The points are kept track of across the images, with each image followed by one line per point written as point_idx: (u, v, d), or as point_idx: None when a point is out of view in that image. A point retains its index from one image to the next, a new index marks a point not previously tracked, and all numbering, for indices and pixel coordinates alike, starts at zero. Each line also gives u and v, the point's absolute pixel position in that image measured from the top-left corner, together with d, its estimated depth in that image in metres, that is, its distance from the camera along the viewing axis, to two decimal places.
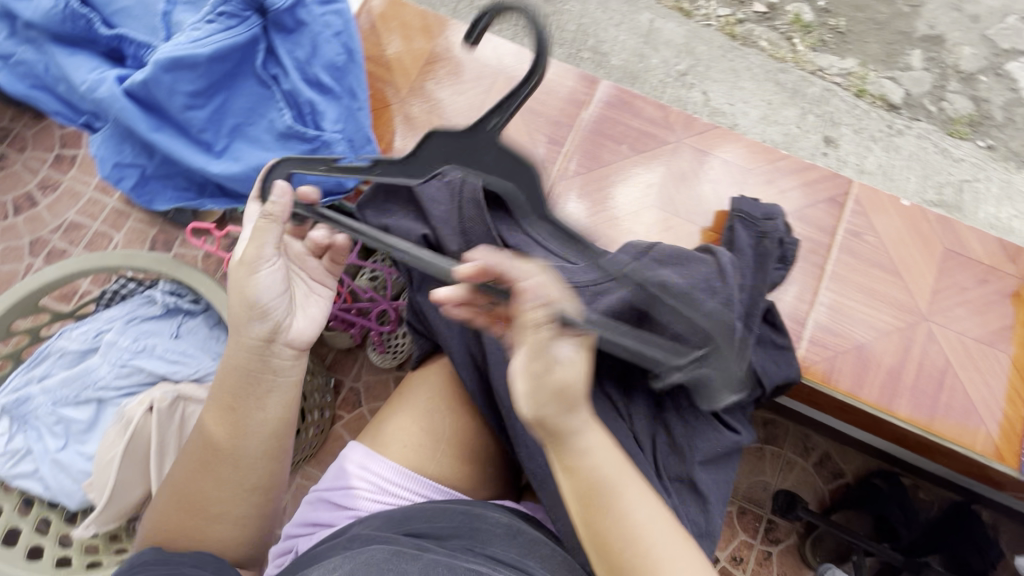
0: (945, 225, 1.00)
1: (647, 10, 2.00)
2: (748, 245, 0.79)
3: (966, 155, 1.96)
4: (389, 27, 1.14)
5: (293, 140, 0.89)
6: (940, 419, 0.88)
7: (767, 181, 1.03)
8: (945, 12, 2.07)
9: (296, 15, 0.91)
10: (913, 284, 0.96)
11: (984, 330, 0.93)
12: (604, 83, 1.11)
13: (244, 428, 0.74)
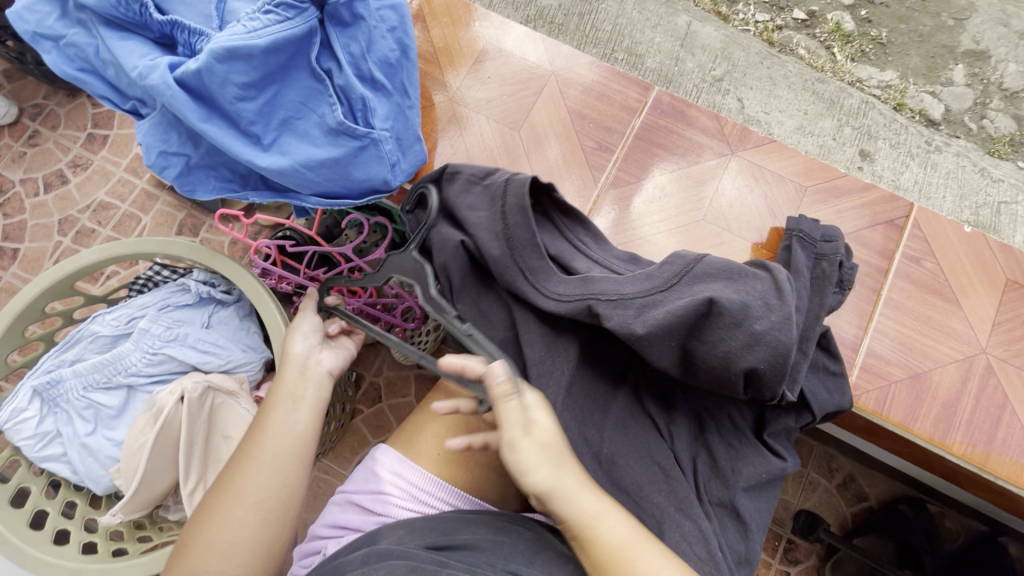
0: (1006, 254, 0.96)
1: (684, 12, 1.95)
2: (806, 266, 0.77)
3: (1005, 175, 1.91)
4: (437, 22, 1.12)
5: (344, 138, 0.83)
6: (996, 458, 0.86)
7: (821, 199, 1.00)
8: (992, 26, 2.01)
9: (353, 8, 0.84)
10: (971, 313, 0.93)
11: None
12: (652, 89, 1.08)
13: (281, 428, 0.79)
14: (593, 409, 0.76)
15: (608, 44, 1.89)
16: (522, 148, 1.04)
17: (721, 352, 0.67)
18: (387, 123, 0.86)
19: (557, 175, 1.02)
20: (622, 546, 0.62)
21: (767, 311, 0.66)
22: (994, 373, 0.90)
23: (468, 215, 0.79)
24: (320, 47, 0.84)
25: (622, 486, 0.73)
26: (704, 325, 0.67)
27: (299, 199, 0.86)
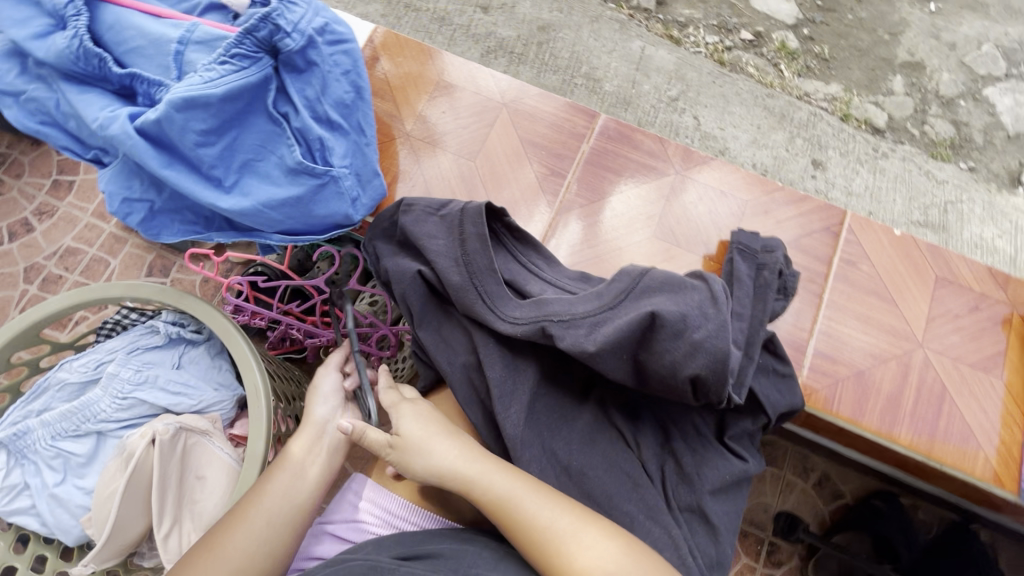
0: (935, 253, 1.03)
1: (638, 38, 2.04)
2: (748, 276, 0.82)
3: (949, 177, 2.03)
4: (392, 60, 1.17)
5: (302, 177, 0.86)
6: (940, 445, 0.90)
7: (763, 211, 1.06)
8: (924, 40, 2.15)
9: (307, 55, 0.87)
10: (908, 311, 0.99)
11: (976, 354, 0.96)
12: (599, 115, 1.14)
13: (287, 497, 0.78)
14: (561, 423, 0.78)
15: (568, 70, 1.97)
16: (479, 176, 1.08)
17: (668, 360, 0.70)
18: (345, 160, 0.89)
19: (514, 200, 1.07)
20: (500, 500, 0.69)
21: (704, 319, 0.69)
22: (932, 365, 0.95)
23: (424, 245, 0.81)
24: (277, 92, 0.86)
25: (593, 497, 0.75)
26: (650, 336, 0.70)
27: (263, 238, 0.89)
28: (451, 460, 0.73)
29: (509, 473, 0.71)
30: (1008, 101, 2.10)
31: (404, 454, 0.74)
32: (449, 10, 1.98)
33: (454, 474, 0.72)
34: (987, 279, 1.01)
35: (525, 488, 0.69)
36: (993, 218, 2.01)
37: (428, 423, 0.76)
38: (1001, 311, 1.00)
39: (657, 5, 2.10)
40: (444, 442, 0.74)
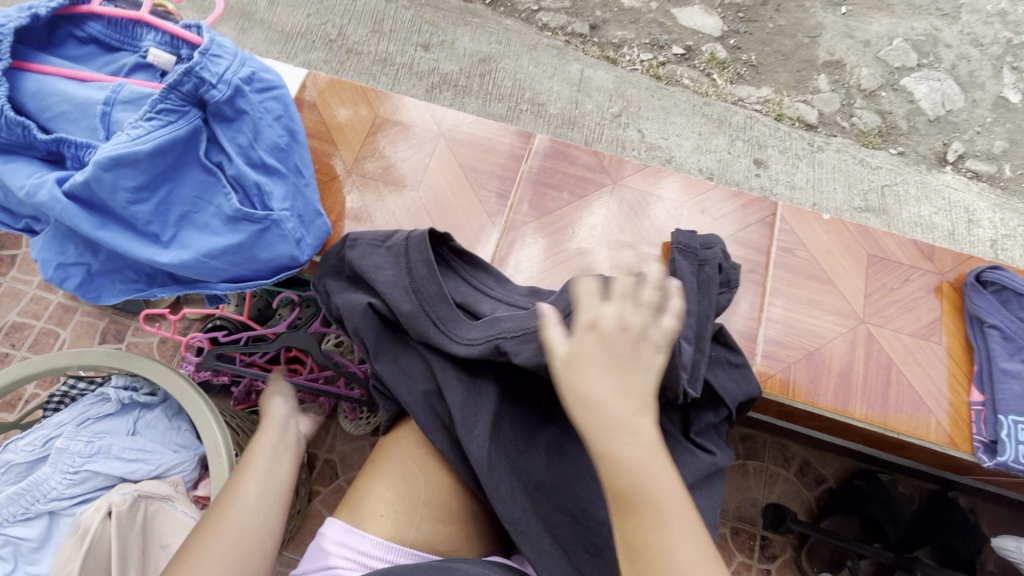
0: (863, 233, 1.08)
1: (575, 62, 2.12)
2: (690, 274, 0.84)
3: (882, 163, 2.15)
4: (328, 101, 1.18)
5: (242, 223, 0.86)
6: (894, 414, 0.94)
7: (699, 211, 1.10)
8: (841, 39, 2.29)
9: (236, 104, 0.87)
10: (846, 290, 1.03)
11: (914, 324, 1.00)
12: (536, 136, 1.17)
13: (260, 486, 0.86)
14: (529, 444, 0.78)
15: (512, 98, 2.03)
16: (427, 208, 1.10)
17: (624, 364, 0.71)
18: (285, 203, 0.89)
19: (463, 226, 1.09)
20: (635, 476, 0.58)
21: None
22: (875, 339, 0.99)
23: (374, 279, 0.82)
24: (208, 143, 0.87)
25: (568, 511, 0.75)
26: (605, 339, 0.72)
27: (209, 288, 0.88)
28: (600, 394, 0.60)
29: (648, 446, 0.59)
30: (924, 88, 2.25)
31: (560, 366, 0.62)
32: (390, 50, 2.02)
33: (598, 410, 0.59)
34: (915, 253, 1.06)
35: (661, 471, 0.58)
36: (927, 196, 2.14)
37: (601, 346, 0.61)
38: (932, 281, 1.04)
39: (591, 29, 2.19)
40: (604, 378, 0.60)
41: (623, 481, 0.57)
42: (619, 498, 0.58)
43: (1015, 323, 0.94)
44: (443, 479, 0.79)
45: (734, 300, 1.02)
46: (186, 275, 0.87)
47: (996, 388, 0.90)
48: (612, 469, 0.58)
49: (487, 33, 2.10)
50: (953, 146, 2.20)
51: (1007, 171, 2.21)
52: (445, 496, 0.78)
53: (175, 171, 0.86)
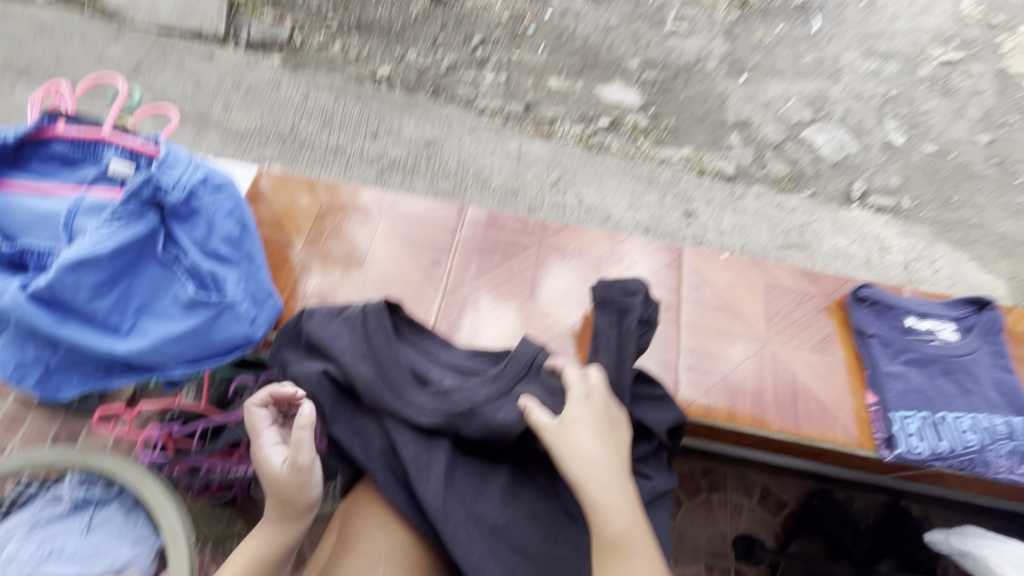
0: (757, 266, 1.21)
1: (513, 138, 2.33)
2: (610, 327, 0.96)
3: (797, 205, 2.40)
4: (274, 189, 1.28)
5: (198, 308, 0.92)
6: (806, 425, 1.01)
7: (616, 260, 1.23)
8: (745, 102, 2.61)
9: (191, 203, 0.94)
10: (750, 316, 1.14)
11: (811, 340, 1.10)
12: (467, 208, 1.29)
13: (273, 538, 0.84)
14: (483, 490, 0.83)
15: (458, 175, 2.20)
16: (371, 281, 1.18)
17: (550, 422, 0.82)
18: (239, 286, 0.95)
19: (403, 294, 1.17)
20: (618, 536, 0.71)
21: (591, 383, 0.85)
22: (780, 358, 1.09)
23: (333, 347, 0.89)
24: (164, 239, 0.93)
25: (524, 551, 0.79)
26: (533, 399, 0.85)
27: (167, 374, 0.93)
28: (591, 458, 0.76)
29: (629, 512, 0.73)
30: (822, 138, 2.56)
31: (556, 434, 0.78)
32: (341, 141, 2.18)
33: (591, 471, 0.75)
34: (803, 278, 1.19)
35: (639, 534, 0.71)
36: (841, 230, 2.37)
37: (591, 420, 0.80)
38: (824, 302, 1.16)
39: (525, 109, 2.43)
40: (596, 446, 0.77)
41: (605, 534, 0.71)
42: (600, 551, 0.71)
43: (892, 331, 1.06)
44: (400, 536, 0.82)
45: (657, 336, 1.11)
46: (144, 362, 0.91)
47: (885, 388, 1.00)
48: (600, 525, 0.71)
49: (430, 119, 2.30)
50: (856, 185, 2.48)
51: (905, 202, 2.49)
52: (408, 549, 0.81)
53: (133, 267, 0.92)
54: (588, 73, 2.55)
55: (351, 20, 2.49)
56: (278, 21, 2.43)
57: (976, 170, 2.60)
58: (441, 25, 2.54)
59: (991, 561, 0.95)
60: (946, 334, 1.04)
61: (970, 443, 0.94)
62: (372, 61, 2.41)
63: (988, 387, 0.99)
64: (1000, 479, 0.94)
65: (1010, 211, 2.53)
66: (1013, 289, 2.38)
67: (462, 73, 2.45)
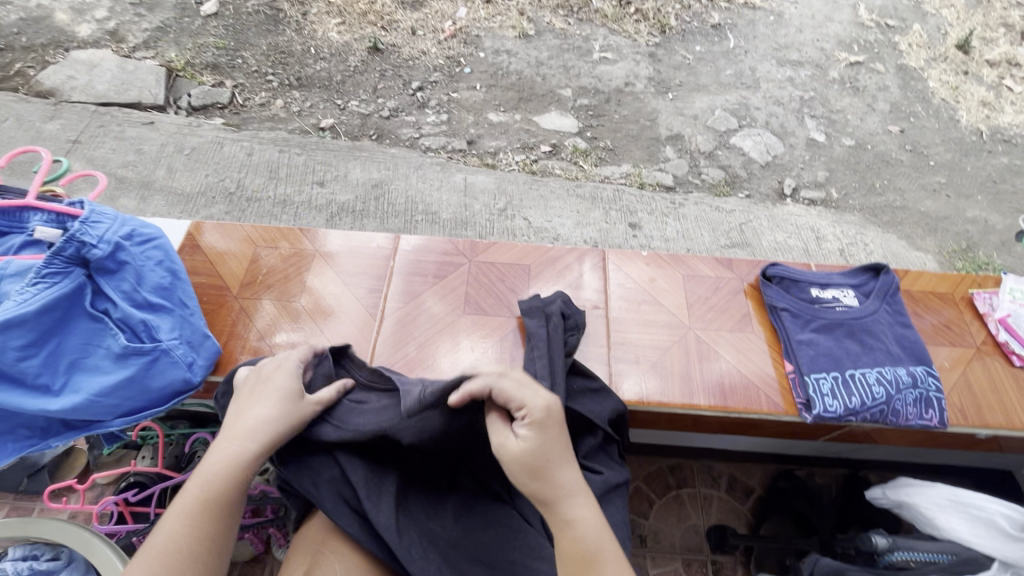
0: (675, 260, 1.29)
1: (458, 172, 2.41)
2: (539, 327, 1.08)
3: (734, 206, 2.52)
4: (202, 237, 1.29)
5: (132, 358, 0.94)
6: (732, 398, 1.07)
7: (545, 269, 1.28)
8: (675, 117, 2.77)
9: (118, 256, 0.96)
10: (672, 306, 1.20)
11: (729, 322, 1.17)
12: (400, 236, 1.34)
13: (239, 459, 0.80)
14: (435, 509, 0.87)
15: (407, 213, 2.25)
16: (308, 315, 1.20)
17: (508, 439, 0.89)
18: (173, 333, 0.98)
19: (342, 323, 1.19)
20: (590, 551, 0.72)
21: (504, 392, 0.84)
22: (702, 340, 1.15)
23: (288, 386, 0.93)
24: (93, 294, 0.95)
25: (480, 559, 0.83)
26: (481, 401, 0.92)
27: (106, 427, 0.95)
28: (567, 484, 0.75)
29: (598, 526, 0.74)
30: (750, 143, 2.73)
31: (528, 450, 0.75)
32: (288, 192, 2.22)
33: (557, 490, 0.74)
34: (719, 266, 1.27)
35: (607, 549, 0.73)
36: (778, 224, 2.48)
37: (559, 442, 0.76)
38: (740, 285, 1.24)
39: (468, 144, 2.52)
40: (569, 469, 0.75)
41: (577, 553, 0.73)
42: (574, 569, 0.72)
43: (800, 303, 1.12)
44: (353, 558, 0.84)
45: (588, 333, 1.16)
46: (79, 417, 0.92)
47: (797, 355, 1.06)
48: (573, 542, 0.73)
49: (376, 162, 2.36)
50: (786, 182, 2.64)
51: (833, 193, 2.66)
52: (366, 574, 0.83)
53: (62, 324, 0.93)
54: (525, 105, 2.68)
55: (292, 77, 2.57)
56: (219, 85, 2.49)
57: (892, 157, 2.81)
58: (380, 74, 2.65)
59: (922, 507, 1.00)
60: (849, 299, 1.12)
61: (877, 396, 0.99)
62: (315, 113, 2.49)
63: (890, 342, 1.06)
64: (910, 425, 1.00)
65: (928, 191, 2.73)
66: (943, 262, 2.53)
67: (405, 116, 2.55)
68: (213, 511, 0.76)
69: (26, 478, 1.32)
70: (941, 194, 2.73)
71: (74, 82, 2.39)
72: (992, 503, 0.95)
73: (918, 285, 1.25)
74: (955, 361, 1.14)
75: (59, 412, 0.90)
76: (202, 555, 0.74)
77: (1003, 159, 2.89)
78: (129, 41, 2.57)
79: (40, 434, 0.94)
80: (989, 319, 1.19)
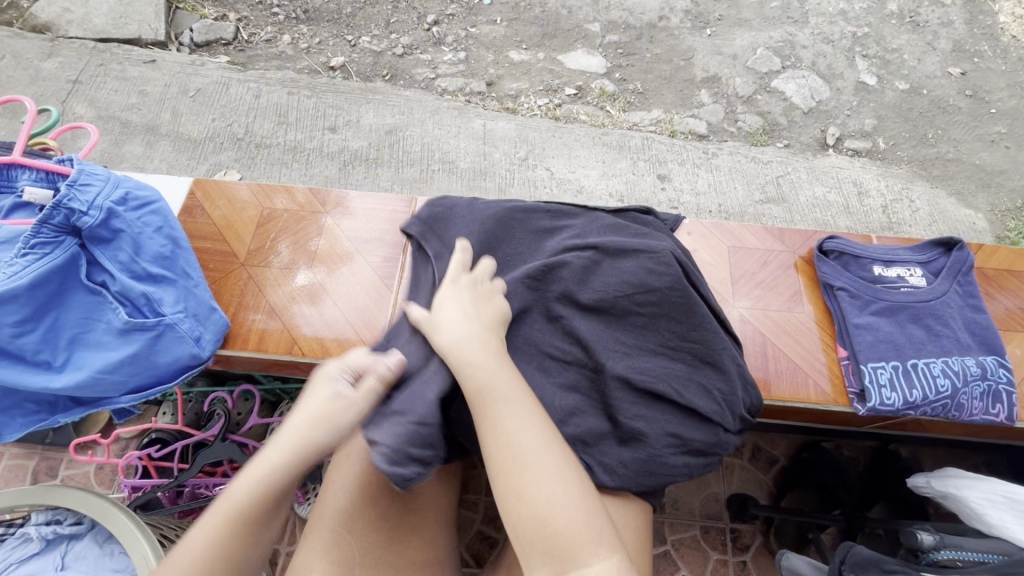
0: (720, 228, 1.17)
1: (477, 117, 2.23)
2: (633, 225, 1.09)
3: (772, 157, 2.33)
4: (208, 198, 1.21)
5: (135, 333, 0.91)
6: (776, 384, 1.01)
7: None
8: (713, 57, 2.52)
9: (111, 225, 0.92)
10: (714, 281, 1.11)
11: (778, 299, 1.09)
12: (416, 198, 1.28)
13: (259, 469, 0.75)
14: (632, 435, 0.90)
15: (423, 160, 2.12)
16: (329, 264, 1.17)
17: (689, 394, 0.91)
18: (177, 306, 0.94)
19: (354, 288, 1.15)
20: (478, 387, 0.77)
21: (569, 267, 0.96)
22: (748, 319, 1.07)
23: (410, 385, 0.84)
24: (89, 265, 0.91)
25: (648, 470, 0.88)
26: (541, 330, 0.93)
27: (112, 404, 0.92)
28: (458, 331, 0.82)
29: (492, 366, 0.79)
30: (794, 86, 2.49)
31: (441, 326, 0.84)
32: (298, 138, 2.10)
33: (451, 340, 0.81)
34: (767, 237, 1.16)
35: (503, 386, 0.77)
36: (818, 177, 2.30)
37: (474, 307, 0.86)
38: (790, 259, 1.14)
39: (487, 86, 2.34)
40: (461, 321, 0.84)
41: (472, 390, 0.77)
42: (475, 410, 0.76)
43: (859, 282, 1.02)
44: (373, 540, 0.83)
45: None
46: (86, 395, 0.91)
47: (854, 341, 0.98)
48: (464, 383, 0.78)
49: (389, 106, 2.21)
50: (830, 131, 2.43)
51: (881, 143, 2.45)
52: (379, 555, 0.83)
53: (57, 298, 0.89)
54: (549, 42, 2.46)
55: (299, 10, 2.38)
56: (222, 19, 2.32)
57: (950, 104, 2.56)
58: (392, 6, 2.43)
59: (971, 501, 0.96)
60: (916, 279, 1.02)
61: (942, 388, 0.91)
62: (324, 51, 2.32)
63: (959, 330, 0.97)
64: (973, 420, 0.93)
65: (986, 143, 2.50)
66: (993, 222, 2.35)
67: (420, 54, 2.37)
68: (236, 528, 0.72)
69: (51, 431, 1.33)
70: (999, 145, 2.50)
71: (70, 15, 2.24)
72: None
73: (993, 262, 1.13)
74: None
75: (61, 390, 0.88)
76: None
77: None
78: None
79: (47, 408, 0.93)
80: None
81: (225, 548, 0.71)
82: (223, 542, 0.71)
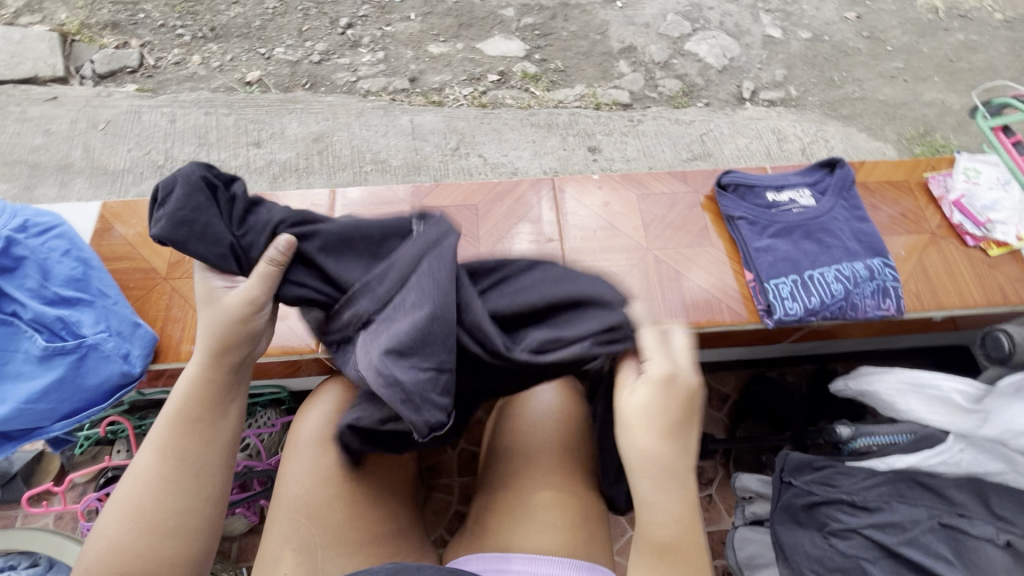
0: (629, 180, 1.24)
1: (404, 114, 2.24)
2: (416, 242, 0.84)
3: (694, 117, 2.42)
4: (121, 218, 1.19)
5: (56, 359, 0.90)
6: (695, 315, 1.08)
7: (494, 206, 1.22)
8: (626, 27, 2.59)
9: (13, 253, 0.91)
10: (629, 231, 1.18)
11: (688, 238, 1.15)
12: (337, 190, 1.26)
13: (170, 423, 0.77)
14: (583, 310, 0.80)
15: (355, 164, 2.11)
16: None
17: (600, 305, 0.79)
18: (98, 326, 0.93)
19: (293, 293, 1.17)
20: (668, 541, 0.69)
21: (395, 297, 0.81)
22: (663, 260, 1.14)
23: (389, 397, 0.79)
24: None
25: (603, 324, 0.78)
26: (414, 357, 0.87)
27: (45, 433, 0.91)
28: (656, 459, 0.70)
29: (679, 518, 0.69)
30: (706, 47, 2.60)
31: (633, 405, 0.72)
32: (223, 158, 2.06)
33: (647, 461, 0.70)
34: (673, 182, 1.23)
35: (689, 542, 0.69)
36: (738, 130, 2.41)
37: (678, 421, 0.71)
38: (698, 198, 1.21)
39: (410, 82, 2.34)
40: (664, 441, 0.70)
41: (660, 544, 0.69)
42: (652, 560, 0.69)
43: (757, 210, 1.10)
44: (334, 516, 0.84)
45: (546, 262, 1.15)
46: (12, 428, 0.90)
47: (756, 263, 1.05)
48: (650, 530, 0.69)
49: (314, 114, 2.19)
50: (745, 85, 2.54)
51: (793, 91, 2.59)
52: (341, 532, 0.83)
53: None
54: (466, 32, 2.48)
55: (205, 28, 2.31)
56: (124, 46, 2.24)
57: (850, 46, 2.72)
58: (303, 14, 2.40)
59: (882, 393, 1.03)
60: (805, 200, 1.10)
61: (836, 292, 1.00)
62: (238, 67, 2.27)
63: (847, 239, 1.06)
64: (870, 316, 1.02)
65: (887, 78, 2.67)
66: (902, 149, 2.52)
67: (337, 59, 2.34)
68: (182, 478, 0.75)
69: None
70: (899, 79, 2.67)
71: None
72: (948, 380, 0.98)
73: (874, 176, 1.23)
74: (910, 249, 1.15)
75: None
76: (162, 528, 0.73)
77: (959, 36, 2.82)
78: (9, 6, 2.27)
79: None
80: (943, 202, 1.20)
81: (154, 496, 0.74)
82: (161, 501, 0.74)
